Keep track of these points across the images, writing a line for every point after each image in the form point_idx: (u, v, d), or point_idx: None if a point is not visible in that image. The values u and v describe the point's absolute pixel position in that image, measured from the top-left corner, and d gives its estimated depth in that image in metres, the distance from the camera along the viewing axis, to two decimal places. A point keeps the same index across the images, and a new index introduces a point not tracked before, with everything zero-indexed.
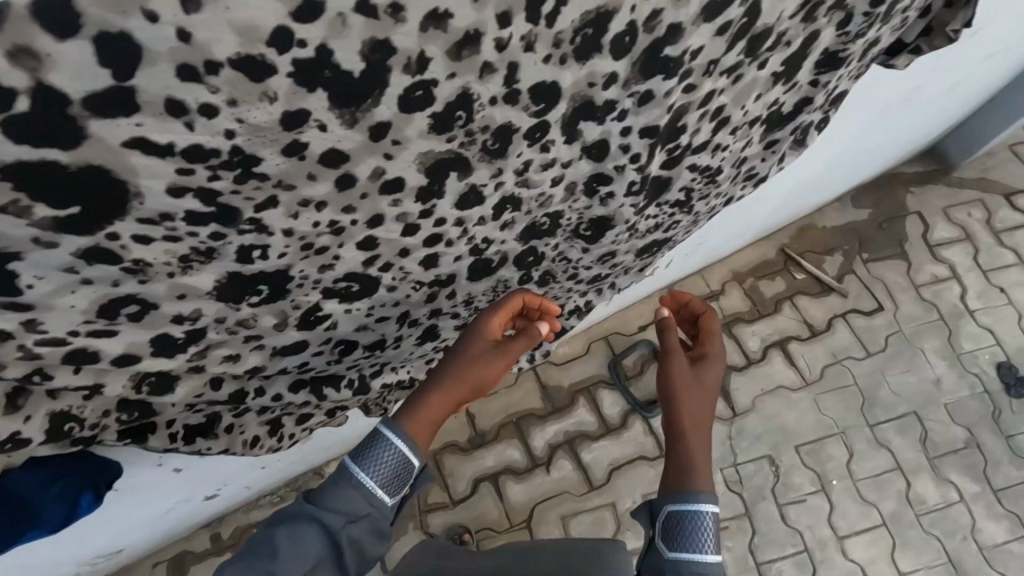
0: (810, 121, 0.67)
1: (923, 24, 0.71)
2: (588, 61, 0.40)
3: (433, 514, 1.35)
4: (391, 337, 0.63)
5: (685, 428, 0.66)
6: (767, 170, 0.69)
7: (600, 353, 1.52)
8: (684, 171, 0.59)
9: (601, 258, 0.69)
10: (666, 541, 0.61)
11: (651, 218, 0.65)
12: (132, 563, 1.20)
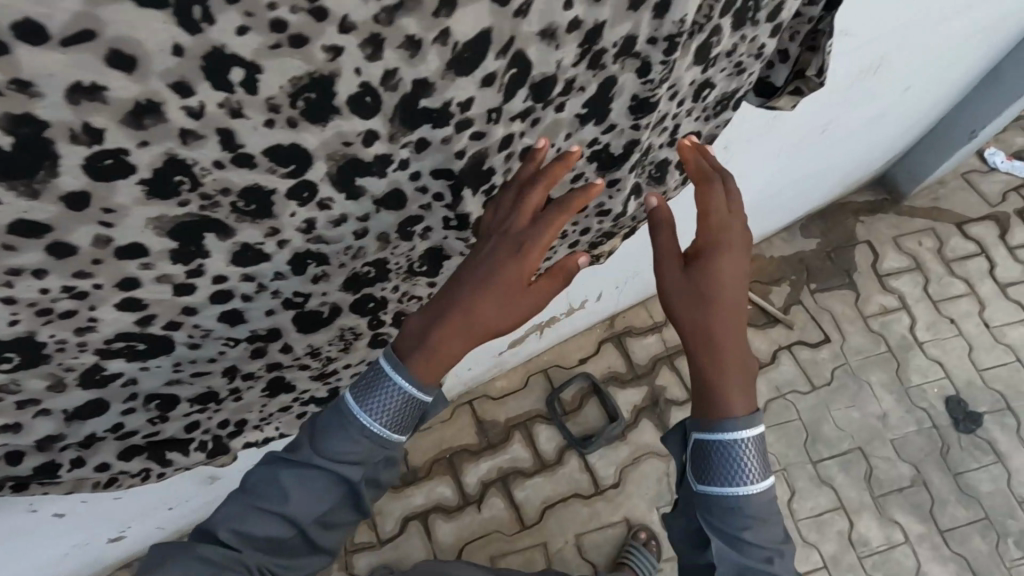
0: (663, 159, 0.68)
1: (788, 68, 0.65)
2: (329, 123, 0.39)
3: (358, 554, 1.31)
4: (224, 390, 0.61)
5: (704, 347, 0.60)
6: (619, 206, 0.69)
7: (538, 386, 1.49)
8: None
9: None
10: (697, 472, 0.64)
11: None
12: None
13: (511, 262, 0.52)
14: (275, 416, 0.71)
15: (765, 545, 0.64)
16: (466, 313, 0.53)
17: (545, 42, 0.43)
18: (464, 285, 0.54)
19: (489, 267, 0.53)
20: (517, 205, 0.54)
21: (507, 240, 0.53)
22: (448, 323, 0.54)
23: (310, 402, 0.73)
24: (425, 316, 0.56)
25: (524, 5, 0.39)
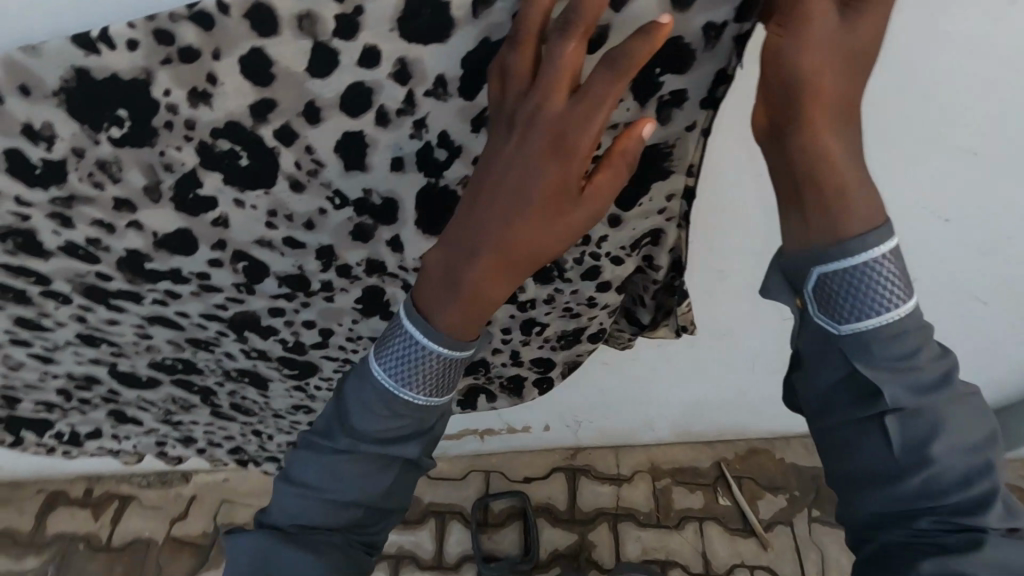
0: (513, 373, 0.66)
1: (648, 313, 0.57)
2: (48, 257, 0.45)
3: None
4: (61, 407, 0.67)
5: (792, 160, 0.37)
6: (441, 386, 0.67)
7: (474, 484, 1.45)
8: (324, 359, 0.60)
9: (294, 411, 0.68)
10: (828, 308, 0.38)
11: (323, 388, 0.64)
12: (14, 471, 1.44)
13: (554, 165, 0.35)
14: (130, 438, 0.75)
15: (930, 360, 0.38)
16: (511, 228, 0.37)
17: (266, 248, 0.46)
18: (485, 193, 0.37)
19: (533, 150, 0.35)
20: (540, 78, 0.33)
21: (546, 124, 0.34)
22: (486, 254, 0.38)
23: (168, 439, 0.76)
24: (438, 259, 0.40)
25: (219, 220, 0.43)
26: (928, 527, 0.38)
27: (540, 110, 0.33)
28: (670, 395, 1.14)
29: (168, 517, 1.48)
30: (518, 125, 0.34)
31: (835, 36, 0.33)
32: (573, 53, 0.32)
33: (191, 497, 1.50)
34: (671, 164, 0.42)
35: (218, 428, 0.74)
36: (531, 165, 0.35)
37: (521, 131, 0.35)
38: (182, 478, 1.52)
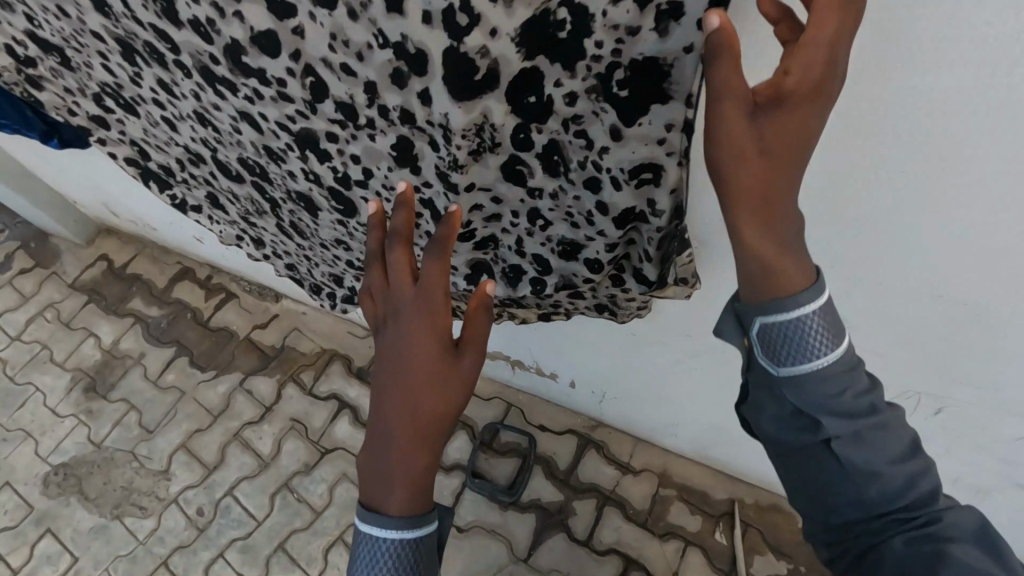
0: (515, 264, 0.66)
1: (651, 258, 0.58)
2: (179, 25, 0.55)
3: (291, 383, 1.64)
4: (178, 169, 0.85)
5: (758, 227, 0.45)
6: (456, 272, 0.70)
7: (493, 408, 1.53)
8: (361, 202, 0.67)
9: (335, 244, 0.80)
10: (769, 357, 0.49)
11: (359, 232, 0.73)
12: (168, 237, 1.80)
13: (426, 326, 0.55)
14: (221, 221, 0.95)
15: (855, 395, 0.48)
16: (424, 385, 0.55)
17: (330, 69, 0.52)
18: (390, 377, 0.56)
19: (414, 326, 0.55)
20: (397, 276, 0.56)
21: (405, 309, 0.55)
22: (410, 414, 0.55)
23: (247, 233, 0.95)
24: (377, 435, 0.58)
25: (297, 28, 0.50)
26: (892, 518, 0.49)
27: (405, 294, 0.56)
28: (689, 407, 1.10)
29: (253, 322, 1.75)
30: (395, 322, 0.56)
31: (753, 127, 0.43)
32: (403, 257, 0.56)
33: (275, 315, 1.75)
34: (667, 86, 0.44)
35: (280, 236, 0.89)
36: (410, 337, 0.55)
37: (401, 328, 0.56)
38: (273, 298, 1.77)
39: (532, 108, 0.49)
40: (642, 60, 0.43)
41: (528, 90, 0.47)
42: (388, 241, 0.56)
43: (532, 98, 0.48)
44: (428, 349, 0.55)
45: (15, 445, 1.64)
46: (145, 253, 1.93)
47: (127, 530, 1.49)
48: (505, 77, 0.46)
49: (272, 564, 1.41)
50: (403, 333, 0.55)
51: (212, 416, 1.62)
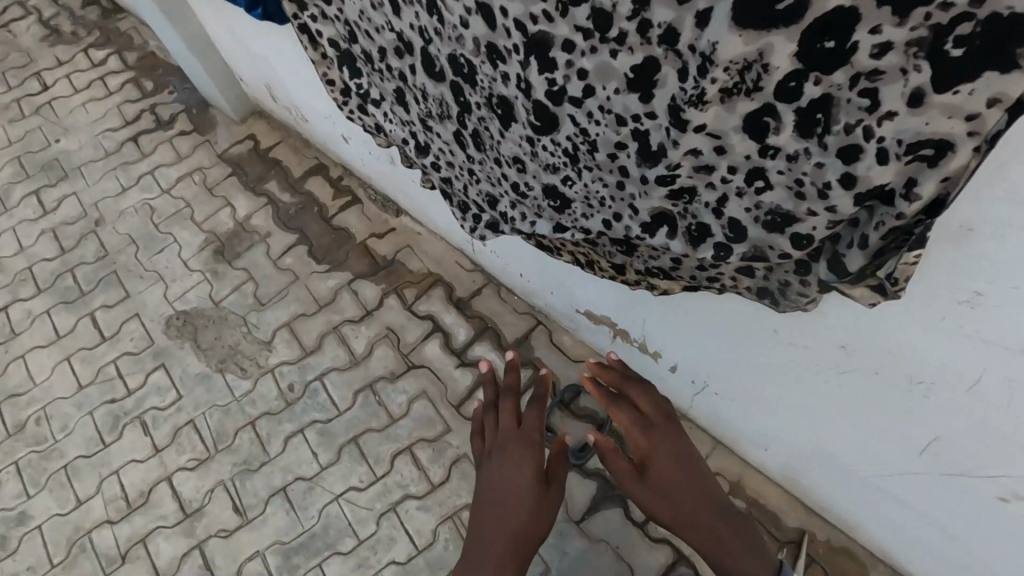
0: (704, 224, 0.67)
1: (870, 240, 0.56)
2: None
3: (394, 295, 1.71)
4: (377, 59, 0.88)
5: (671, 506, 1.11)
6: (642, 209, 0.72)
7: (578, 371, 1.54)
8: (566, 120, 0.68)
9: (511, 161, 0.82)
10: None
11: (546, 151, 0.75)
12: (312, 129, 1.89)
13: (519, 453, 1.17)
14: (393, 121, 0.99)
15: None
16: (516, 482, 1.13)
17: None
18: (496, 479, 1.14)
19: (513, 449, 1.16)
20: (509, 429, 1.20)
21: (511, 441, 1.18)
22: (505, 502, 1.12)
23: (415, 138, 0.98)
24: (481, 519, 1.12)
25: None
26: None
27: (510, 437, 1.18)
28: (793, 422, 1.06)
29: (371, 229, 1.83)
30: (502, 444, 1.17)
31: (658, 470, 1.13)
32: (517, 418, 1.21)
33: (392, 229, 1.82)
34: (1021, 51, 0.39)
35: (451, 146, 0.91)
36: (508, 461, 1.16)
37: (506, 450, 1.16)
38: (394, 211, 1.84)
39: (822, 56, 0.46)
40: (1007, 19, 0.38)
41: (830, 32, 0.44)
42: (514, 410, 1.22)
43: (831, 43, 0.44)
44: (520, 461, 1.15)
45: (148, 283, 1.81)
46: (288, 142, 2.05)
47: (227, 384, 1.62)
48: (814, 11, 0.43)
49: (344, 452, 1.50)
50: (507, 449, 1.16)
51: (319, 305, 1.71)
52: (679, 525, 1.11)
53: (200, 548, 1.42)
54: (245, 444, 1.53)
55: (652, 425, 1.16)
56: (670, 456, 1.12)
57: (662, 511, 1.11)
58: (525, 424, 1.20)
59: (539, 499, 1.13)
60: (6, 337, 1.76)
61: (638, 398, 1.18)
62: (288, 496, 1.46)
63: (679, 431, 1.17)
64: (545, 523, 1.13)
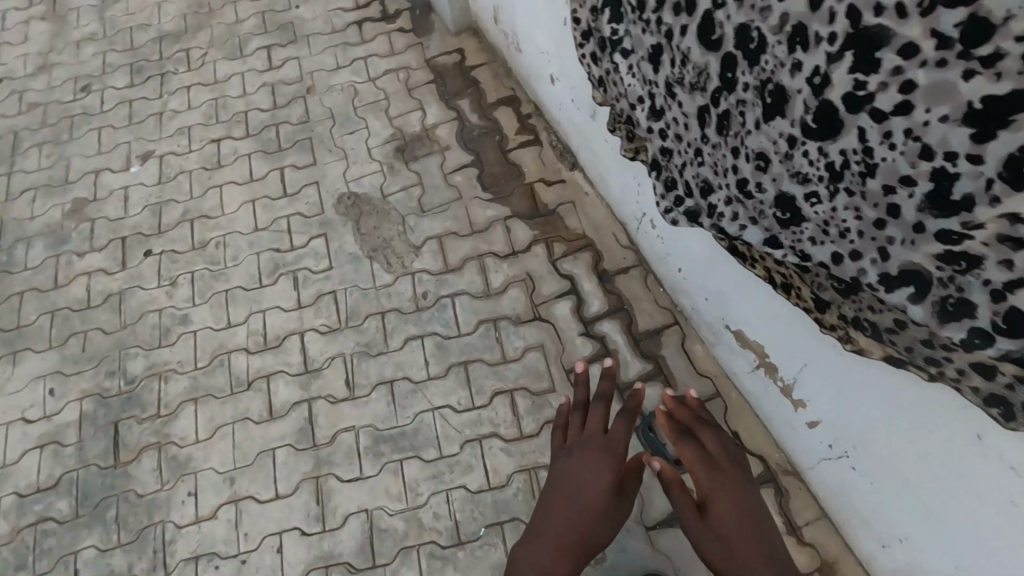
0: (970, 299, 0.59)
1: None
2: None
3: (543, 245, 1.71)
4: (648, 9, 0.84)
5: (726, 551, 1.08)
6: (894, 258, 0.63)
7: (700, 385, 1.47)
8: (851, 133, 0.60)
9: (752, 157, 0.76)
10: None
11: (803, 158, 0.68)
12: (519, 60, 1.88)
13: (596, 457, 1.24)
14: (632, 78, 0.95)
15: None
16: (589, 489, 1.21)
17: None
18: (569, 475, 1.22)
19: (592, 456, 1.23)
20: (593, 433, 1.27)
21: (593, 445, 1.25)
22: (576, 499, 1.20)
23: (649, 101, 0.94)
24: (548, 505, 1.22)
25: None
26: None
27: (592, 441, 1.26)
28: (942, 532, 0.94)
29: (542, 174, 1.82)
30: (583, 448, 1.24)
31: (718, 512, 1.11)
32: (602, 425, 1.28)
33: (562, 180, 1.80)
34: None
35: (688, 121, 0.87)
36: (584, 462, 1.24)
37: (587, 453, 1.24)
38: (570, 164, 1.81)
39: None
40: None
41: None
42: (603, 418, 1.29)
43: None
44: (598, 468, 1.22)
45: (333, 158, 1.95)
46: (492, 65, 2.07)
47: (372, 272, 1.73)
48: None
49: (452, 371, 1.56)
50: (587, 455, 1.24)
51: (472, 230, 1.76)
52: (733, 573, 1.06)
53: (308, 404, 1.56)
54: (371, 329, 1.65)
55: (718, 467, 1.17)
56: (730, 498, 1.12)
57: (717, 554, 1.08)
58: (609, 436, 1.26)
59: (607, 505, 1.20)
60: (213, 166, 1.99)
61: (705, 441, 1.21)
62: (392, 390, 1.56)
63: (747, 485, 1.16)
64: (607, 529, 1.20)
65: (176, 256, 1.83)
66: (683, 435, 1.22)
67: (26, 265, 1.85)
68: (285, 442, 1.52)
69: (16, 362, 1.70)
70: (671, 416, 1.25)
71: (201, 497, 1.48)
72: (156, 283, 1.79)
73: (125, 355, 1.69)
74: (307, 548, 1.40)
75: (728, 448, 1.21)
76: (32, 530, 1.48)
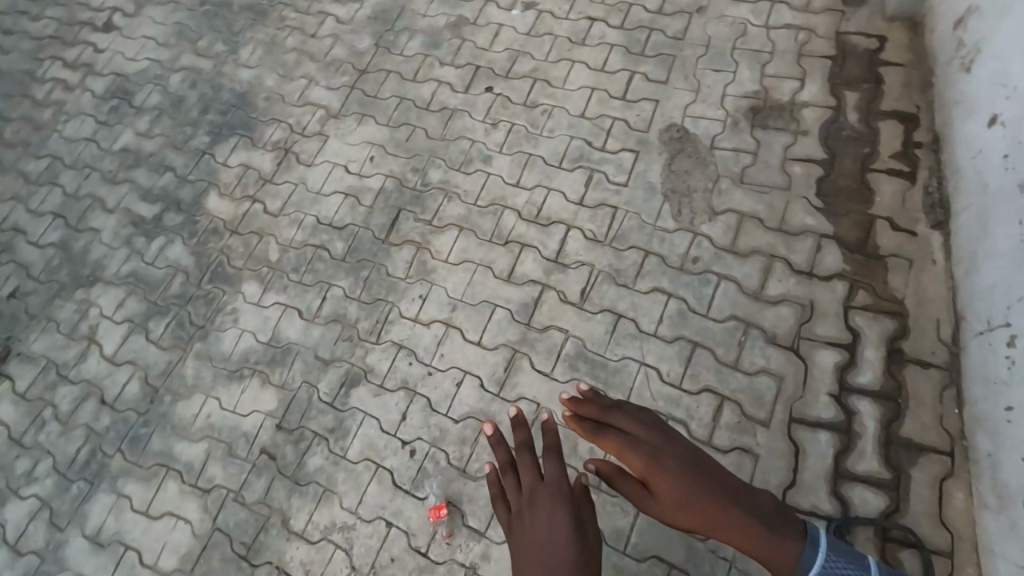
0: None
1: None
2: None
3: (847, 285, 1.49)
4: None
5: (692, 512, 1.06)
6: None
7: (934, 532, 1.23)
8: None
9: None
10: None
11: None
12: (954, 79, 1.54)
13: (541, 489, 1.15)
14: None
15: None
16: (552, 527, 1.10)
17: None
18: (533, 530, 1.10)
19: (542, 504, 1.13)
20: (525, 472, 1.18)
21: (539, 492, 1.15)
22: (545, 545, 1.07)
23: None
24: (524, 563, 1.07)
25: None
26: None
27: (530, 484, 1.16)
28: None
29: (893, 214, 1.55)
30: (532, 503, 1.13)
31: (664, 483, 1.07)
32: (528, 465, 1.18)
33: (913, 233, 1.51)
34: None
35: None
36: (533, 513, 1.12)
37: (533, 509, 1.12)
38: (934, 221, 1.51)
39: None
40: None
41: None
42: (528, 460, 1.19)
43: None
44: (550, 511, 1.12)
45: (685, 86, 1.86)
46: (908, 70, 1.74)
47: (659, 210, 1.67)
48: None
49: (679, 343, 1.50)
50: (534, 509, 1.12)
51: (780, 227, 1.59)
52: (698, 524, 1.06)
53: (541, 289, 1.63)
54: (628, 260, 1.62)
55: (639, 441, 1.10)
56: (664, 465, 1.06)
57: (682, 519, 1.07)
58: (546, 480, 1.16)
59: (582, 534, 1.10)
60: (576, 41, 2.03)
61: (616, 422, 1.13)
62: (616, 324, 1.55)
63: (674, 440, 1.10)
64: (593, 553, 1.09)
65: (507, 103, 1.96)
66: (597, 427, 1.13)
67: (402, 51, 2.13)
68: (507, 307, 1.62)
69: (361, 122, 2.02)
70: (580, 418, 1.14)
71: (425, 305, 1.66)
72: (481, 117, 1.94)
73: (431, 161, 1.90)
74: (477, 399, 1.52)
75: (634, 412, 1.15)
76: (313, 250, 1.81)
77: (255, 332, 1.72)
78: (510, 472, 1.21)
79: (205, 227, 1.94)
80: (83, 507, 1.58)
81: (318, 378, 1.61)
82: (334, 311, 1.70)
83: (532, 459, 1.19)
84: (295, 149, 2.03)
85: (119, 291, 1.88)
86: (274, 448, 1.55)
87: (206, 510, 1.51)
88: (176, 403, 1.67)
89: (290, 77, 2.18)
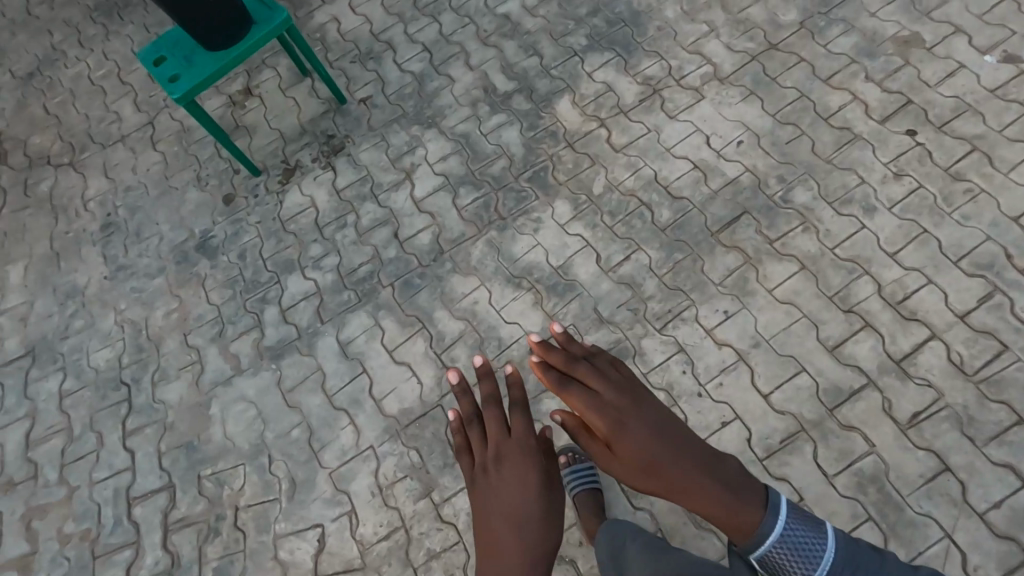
0: None
1: None
2: None
3: None
4: None
5: (661, 480, 0.99)
6: None
7: None
8: None
9: None
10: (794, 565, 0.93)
11: None
12: None
13: (503, 441, 1.08)
14: None
15: None
16: (515, 490, 1.03)
17: None
18: (496, 495, 1.04)
19: (506, 463, 1.06)
20: (493, 421, 1.11)
21: (502, 448, 1.07)
22: (516, 510, 1.01)
23: None
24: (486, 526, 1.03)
25: None
26: None
27: (495, 435, 1.09)
28: None
29: None
30: (495, 462, 1.06)
31: (631, 445, 0.99)
32: (491, 413, 1.11)
33: None
34: None
35: None
36: (495, 473, 1.05)
37: (498, 468, 1.05)
38: None
39: None
40: None
41: None
42: (489, 411, 1.11)
43: None
44: (517, 472, 1.05)
45: None
46: None
47: None
48: None
49: (1009, 543, 1.20)
50: (500, 470, 1.05)
51: None
52: (659, 485, 1.00)
53: (865, 382, 1.38)
54: (991, 415, 1.31)
55: (604, 402, 1.02)
56: (630, 432, 0.99)
57: (645, 483, 1.00)
58: (512, 436, 1.09)
59: (547, 493, 1.04)
60: None
61: (581, 375, 1.05)
62: (939, 474, 1.27)
63: (641, 402, 1.02)
64: (557, 509, 1.05)
65: (926, 159, 1.62)
66: (564, 379, 1.06)
67: (828, 45, 1.84)
68: (816, 378, 1.40)
69: (745, 99, 1.80)
70: (549, 366, 1.07)
71: (727, 324, 1.50)
72: (886, 159, 1.63)
73: (804, 179, 1.65)
74: (736, 451, 1.37)
75: (607, 371, 1.06)
76: (637, 204, 1.70)
77: (548, 252, 1.69)
78: (475, 424, 1.13)
79: (545, 126, 1.90)
80: (345, 315, 1.72)
81: (588, 330, 1.55)
82: (630, 276, 1.60)
83: (492, 404, 1.12)
84: (664, 93, 1.88)
85: (447, 144, 1.94)
86: (519, 367, 1.55)
87: (438, 384, 1.57)
88: (453, 274, 1.71)
89: (693, 17, 1.99)
